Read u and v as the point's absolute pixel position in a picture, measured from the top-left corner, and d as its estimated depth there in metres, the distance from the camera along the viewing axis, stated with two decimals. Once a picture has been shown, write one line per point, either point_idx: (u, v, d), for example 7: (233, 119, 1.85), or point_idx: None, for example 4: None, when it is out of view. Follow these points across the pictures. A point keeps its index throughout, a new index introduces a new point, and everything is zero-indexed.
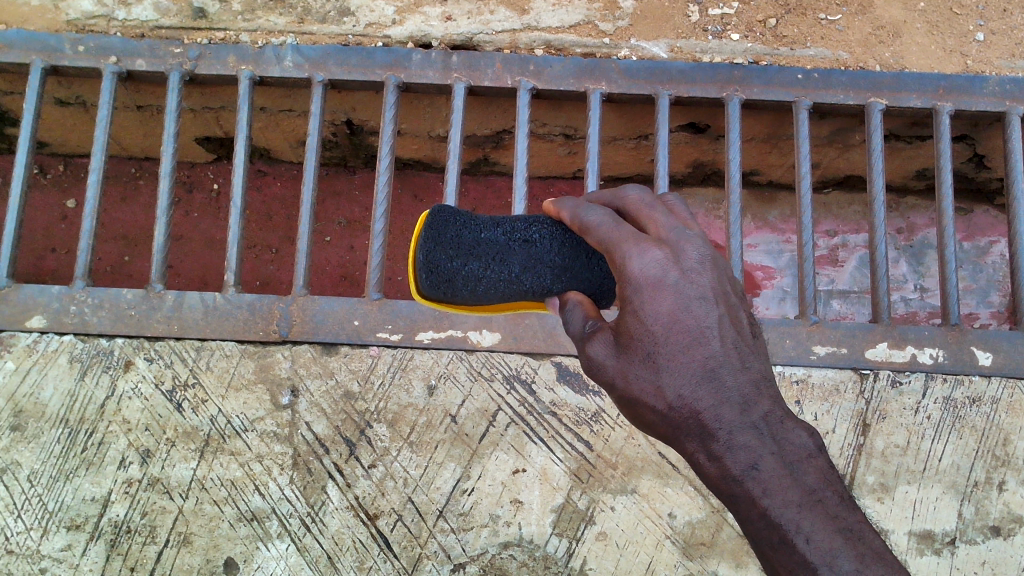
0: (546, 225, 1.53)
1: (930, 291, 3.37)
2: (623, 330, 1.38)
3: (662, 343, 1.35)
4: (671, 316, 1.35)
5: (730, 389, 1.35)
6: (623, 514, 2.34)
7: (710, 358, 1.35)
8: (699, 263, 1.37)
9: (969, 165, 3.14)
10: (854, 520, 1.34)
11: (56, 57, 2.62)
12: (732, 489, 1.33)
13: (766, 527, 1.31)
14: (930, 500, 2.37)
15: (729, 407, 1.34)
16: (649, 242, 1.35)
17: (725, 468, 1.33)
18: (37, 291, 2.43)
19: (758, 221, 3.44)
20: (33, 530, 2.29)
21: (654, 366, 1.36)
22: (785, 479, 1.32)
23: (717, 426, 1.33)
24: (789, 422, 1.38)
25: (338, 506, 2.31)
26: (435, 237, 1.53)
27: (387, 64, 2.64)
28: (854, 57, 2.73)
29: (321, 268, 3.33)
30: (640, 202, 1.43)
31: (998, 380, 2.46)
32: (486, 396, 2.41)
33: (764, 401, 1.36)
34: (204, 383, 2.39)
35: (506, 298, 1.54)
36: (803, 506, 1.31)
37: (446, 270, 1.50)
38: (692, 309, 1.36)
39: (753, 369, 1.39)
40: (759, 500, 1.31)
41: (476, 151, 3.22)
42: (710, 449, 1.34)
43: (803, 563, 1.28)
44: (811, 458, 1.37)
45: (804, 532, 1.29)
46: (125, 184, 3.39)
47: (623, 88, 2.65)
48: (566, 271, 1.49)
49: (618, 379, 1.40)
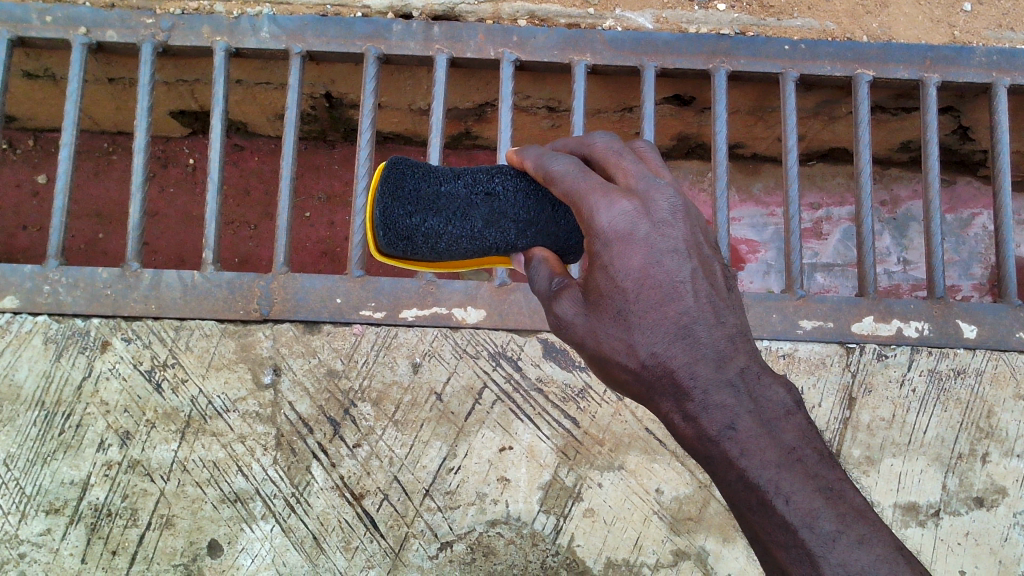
0: (510, 176, 1.50)
1: (913, 264, 3.38)
2: (593, 288, 1.35)
3: (633, 299, 1.32)
4: (642, 271, 1.32)
5: (705, 345, 1.32)
6: (611, 491, 2.33)
7: (683, 314, 1.33)
8: (670, 214, 1.35)
9: (954, 137, 3.13)
10: (835, 479, 1.29)
11: (22, 27, 2.52)
12: (708, 449, 1.30)
13: (743, 489, 1.26)
14: (915, 472, 2.39)
15: (704, 364, 1.31)
16: (617, 193, 1.33)
17: (700, 428, 1.30)
18: (8, 270, 2.36)
19: (742, 193, 3.41)
20: (11, 515, 2.24)
21: (626, 323, 1.33)
22: (762, 438, 1.28)
23: (692, 384, 1.30)
24: (767, 378, 1.34)
25: (323, 486, 2.29)
26: (394, 191, 1.48)
27: (367, 36, 2.57)
28: (841, 28, 2.70)
29: (301, 245, 3.27)
30: (608, 150, 1.41)
31: (983, 353, 2.46)
32: (472, 373, 2.38)
33: (740, 357, 1.33)
34: (184, 363, 2.34)
35: (467, 255, 1.52)
36: (782, 466, 1.26)
37: (406, 227, 1.46)
38: (663, 263, 1.33)
39: (728, 324, 1.36)
40: (736, 461, 1.27)
41: (459, 125, 3.17)
42: (685, 409, 1.31)
43: (783, 525, 1.24)
44: (790, 415, 1.32)
45: (783, 493, 1.24)
46: (97, 159, 3.31)
47: (608, 59, 2.60)
48: (531, 226, 1.47)
49: (589, 338, 1.37)
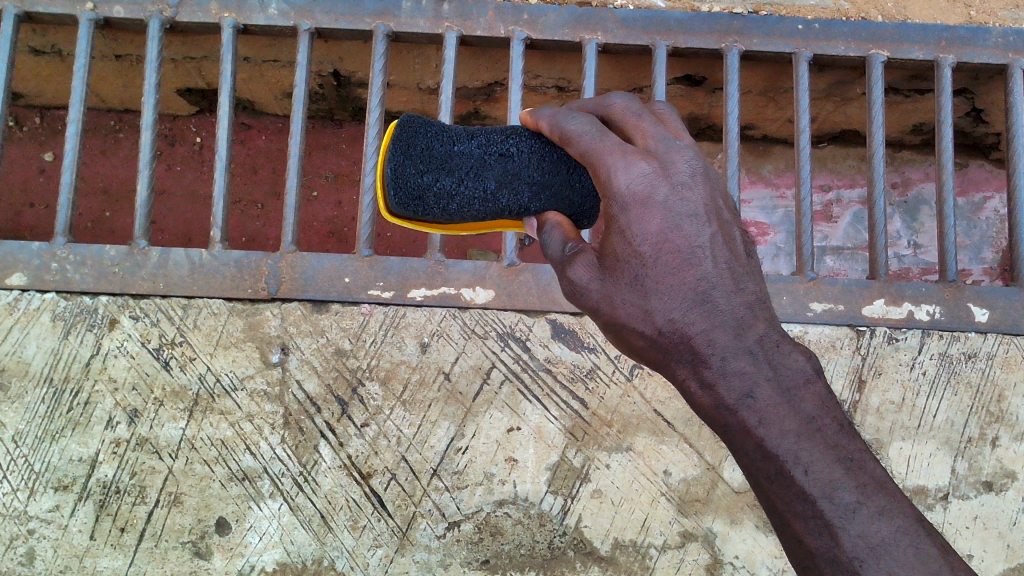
0: (525, 138, 1.48)
1: (924, 247, 3.36)
2: (610, 252, 1.34)
3: (651, 264, 1.31)
4: (660, 236, 1.31)
5: (723, 312, 1.31)
6: (619, 472, 2.33)
7: (701, 280, 1.31)
8: (689, 176, 1.33)
9: (967, 119, 3.10)
10: (855, 448, 1.29)
11: (29, 3, 2.50)
12: (726, 418, 1.30)
13: (762, 458, 1.27)
14: (924, 456, 2.38)
15: (722, 332, 1.30)
16: (635, 154, 1.31)
17: (718, 397, 1.29)
18: (16, 247, 2.35)
19: (752, 175, 3.38)
20: (20, 492, 2.25)
21: (643, 290, 1.32)
22: (782, 408, 1.28)
23: (710, 351, 1.29)
24: (786, 346, 1.33)
25: (331, 465, 2.29)
26: (405, 149, 1.47)
27: (377, 12, 2.55)
28: (855, 7, 2.64)
29: (309, 224, 3.26)
30: (627, 110, 1.38)
31: (994, 337, 2.45)
32: (480, 353, 2.37)
33: (759, 324, 1.32)
34: (191, 341, 2.33)
35: (479, 218, 1.50)
36: (801, 436, 1.26)
37: (417, 186, 1.45)
38: (682, 228, 1.32)
39: (747, 291, 1.34)
40: (755, 431, 1.27)
41: (467, 104, 3.14)
42: (702, 376, 1.30)
43: (802, 495, 1.25)
44: (809, 384, 1.31)
45: (803, 463, 1.25)
46: (104, 137, 3.29)
47: (620, 38, 2.58)
48: (545, 188, 1.45)
49: (604, 305, 1.36)
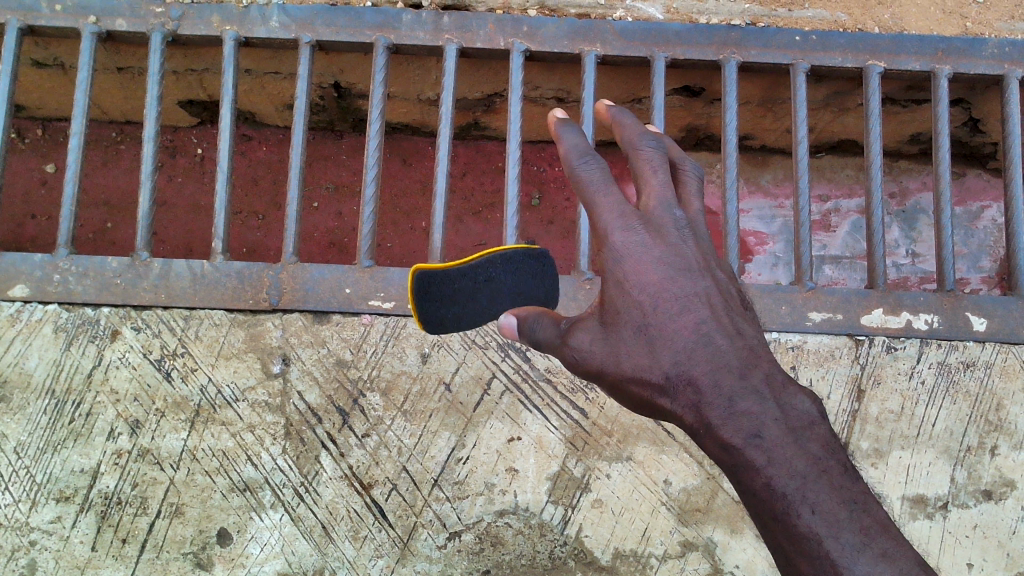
0: None
1: (922, 256, 3.37)
2: (609, 307, 1.45)
3: (649, 314, 1.41)
4: (657, 287, 1.41)
5: (726, 355, 1.36)
6: (619, 482, 2.34)
7: (699, 325, 1.39)
8: (681, 233, 1.45)
9: (964, 129, 3.11)
10: (859, 493, 1.29)
11: (32, 16, 2.52)
12: (733, 460, 1.30)
13: (767, 496, 1.26)
14: (923, 465, 2.39)
15: (728, 374, 1.34)
16: (632, 212, 1.44)
17: (725, 439, 1.30)
18: (19, 259, 2.36)
19: (751, 185, 3.40)
20: (22, 503, 2.25)
21: (646, 342, 1.40)
22: (790, 447, 1.28)
23: (716, 391, 1.32)
24: (792, 388, 1.35)
25: (332, 475, 2.30)
26: None
27: (377, 25, 2.57)
28: (852, 19, 2.69)
29: (309, 235, 3.27)
30: (633, 163, 1.50)
31: (992, 345, 2.46)
32: (481, 364, 2.38)
33: (763, 366, 1.36)
34: (193, 352, 2.34)
35: None
36: (809, 476, 1.26)
37: None
38: (677, 281, 1.42)
39: (745, 338, 1.41)
40: (763, 470, 1.27)
41: (467, 115, 3.16)
42: (710, 419, 1.31)
43: (808, 536, 1.23)
44: (815, 425, 1.33)
45: (809, 502, 1.24)
46: (106, 149, 3.31)
47: (619, 49, 2.59)
48: None
49: (609, 361, 1.45)
